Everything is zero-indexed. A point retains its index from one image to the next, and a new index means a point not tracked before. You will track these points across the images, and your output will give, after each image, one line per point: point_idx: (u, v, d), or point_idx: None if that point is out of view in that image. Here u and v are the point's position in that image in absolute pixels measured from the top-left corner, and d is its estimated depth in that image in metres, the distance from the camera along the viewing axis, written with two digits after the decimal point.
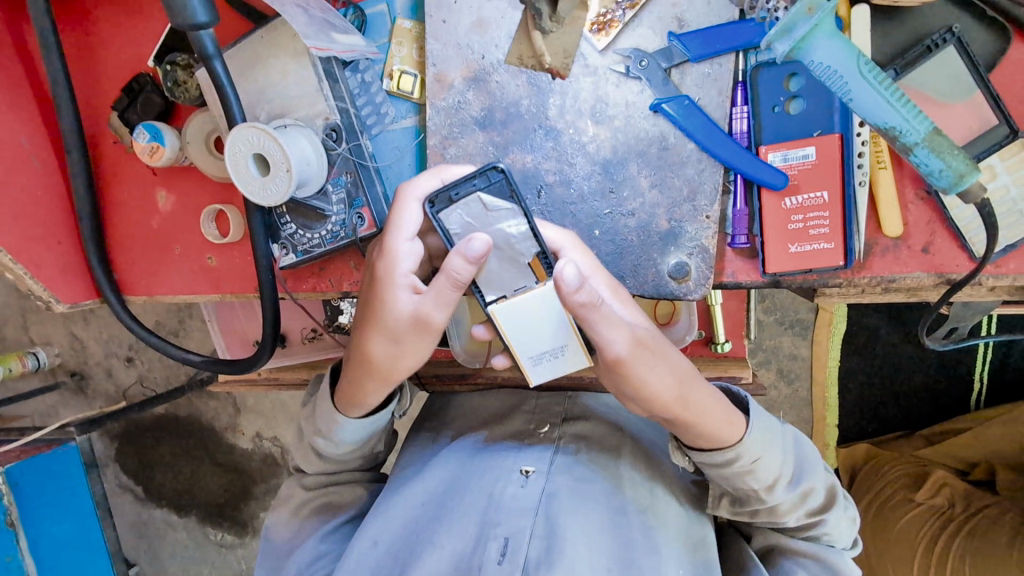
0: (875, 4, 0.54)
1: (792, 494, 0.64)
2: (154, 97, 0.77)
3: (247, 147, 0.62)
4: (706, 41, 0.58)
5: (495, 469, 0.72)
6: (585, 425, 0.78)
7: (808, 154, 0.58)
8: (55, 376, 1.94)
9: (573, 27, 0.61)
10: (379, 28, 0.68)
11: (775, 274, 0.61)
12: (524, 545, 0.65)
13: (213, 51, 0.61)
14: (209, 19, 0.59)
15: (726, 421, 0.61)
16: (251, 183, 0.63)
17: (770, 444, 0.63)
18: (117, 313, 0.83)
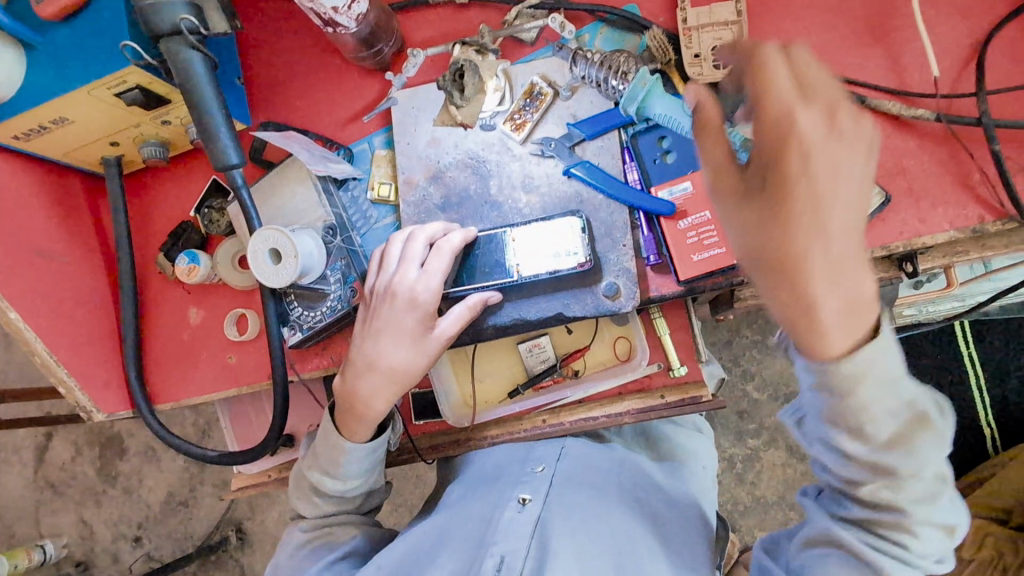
0: (704, 82, 0.77)
1: (866, 453, 0.54)
2: (193, 235, 0.98)
3: (265, 244, 0.80)
4: (594, 123, 0.79)
5: (495, 502, 0.81)
6: (573, 462, 0.88)
7: (686, 187, 0.76)
8: (60, 568, 1.89)
9: (476, 101, 0.84)
10: (362, 159, 0.91)
11: (688, 281, 0.76)
12: (517, 562, 0.71)
13: (241, 182, 0.83)
14: (239, 160, 0.80)
15: (854, 319, 0.50)
16: (266, 270, 0.80)
17: (877, 389, 0.51)
18: (150, 422, 0.96)
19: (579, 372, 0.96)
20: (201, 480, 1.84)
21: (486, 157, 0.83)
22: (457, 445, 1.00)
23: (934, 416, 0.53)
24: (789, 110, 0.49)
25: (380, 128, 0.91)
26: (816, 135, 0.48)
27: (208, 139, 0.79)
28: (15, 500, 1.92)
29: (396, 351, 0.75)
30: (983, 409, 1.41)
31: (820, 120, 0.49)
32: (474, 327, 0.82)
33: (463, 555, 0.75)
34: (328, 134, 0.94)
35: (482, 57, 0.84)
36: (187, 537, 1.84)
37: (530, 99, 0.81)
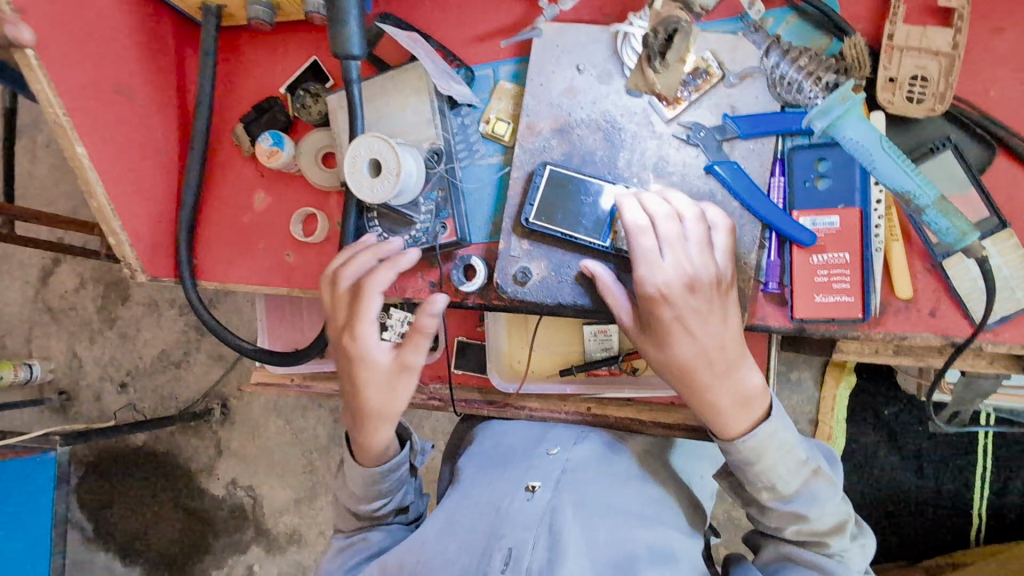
0: (891, 113, 0.68)
1: (782, 507, 0.70)
2: (277, 115, 0.90)
3: (366, 153, 0.73)
4: (753, 123, 0.71)
5: (505, 489, 0.80)
6: (586, 448, 0.87)
7: (832, 222, 0.70)
8: (43, 392, 1.90)
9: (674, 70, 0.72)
10: (483, 87, 0.83)
11: (801, 320, 0.70)
12: (527, 555, 0.70)
13: (354, 78, 0.75)
14: (361, 53, 0.73)
15: (739, 412, 0.69)
16: (361, 182, 0.74)
17: (779, 456, 0.69)
18: (192, 297, 0.91)
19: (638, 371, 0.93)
20: (198, 348, 1.82)
21: (623, 126, 0.75)
22: (492, 406, 0.99)
23: (820, 467, 0.71)
24: (655, 283, 0.67)
25: (510, 57, 0.83)
26: (707, 291, 0.67)
27: (337, 20, 0.71)
28: (14, 314, 1.91)
29: (369, 395, 0.78)
30: (979, 500, 1.40)
31: (696, 285, 0.67)
32: (560, 301, 0.76)
33: (472, 547, 0.73)
34: (452, 48, 0.85)
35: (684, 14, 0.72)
36: (172, 398, 1.84)
37: (693, 75, 0.73)
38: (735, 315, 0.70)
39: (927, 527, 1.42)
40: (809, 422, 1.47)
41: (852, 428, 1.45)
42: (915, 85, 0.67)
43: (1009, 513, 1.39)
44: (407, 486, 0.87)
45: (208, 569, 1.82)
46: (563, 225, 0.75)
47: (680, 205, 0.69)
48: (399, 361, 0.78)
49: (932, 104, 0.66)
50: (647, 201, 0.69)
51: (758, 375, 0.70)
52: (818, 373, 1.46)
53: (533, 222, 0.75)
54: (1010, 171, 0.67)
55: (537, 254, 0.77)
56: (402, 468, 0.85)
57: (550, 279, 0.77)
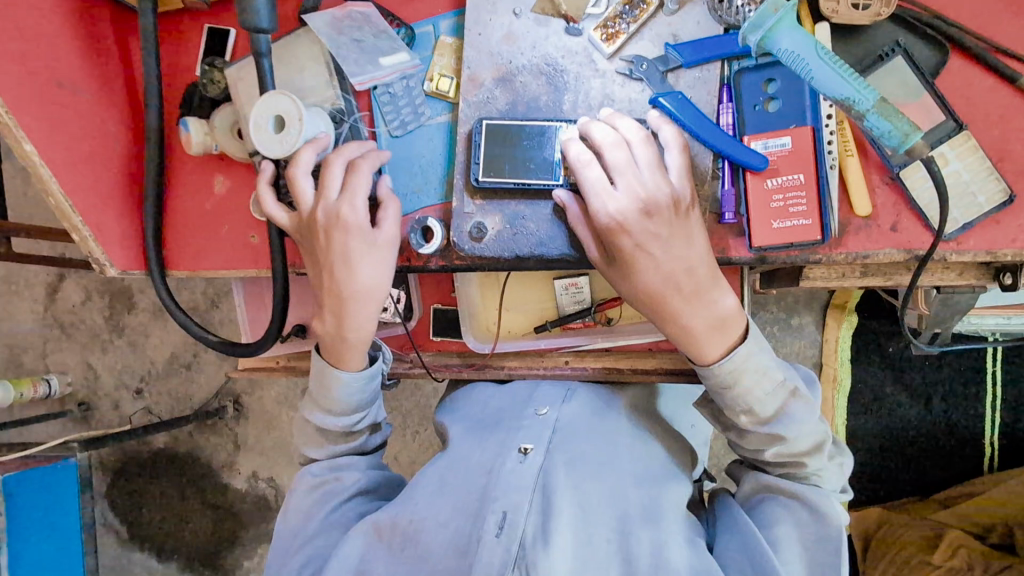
0: (836, 23, 0.65)
1: (762, 430, 0.70)
2: (205, 98, 0.89)
3: (268, 111, 0.73)
4: (695, 50, 0.69)
5: (495, 450, 0.79)
6: (575, 407, 0.84)
7: (784, 143, 0.67)
8: (64, 404, 1.94)
9: None
10: (424, 44, 0.82)
11: (761, 248, 0.69)
12: (522, 520, 0.70)
13: (263, 50, 0.75)
14: (270, 25, 0.73)
15: (717, 337, 0.67)
16: (269, 138, 0.73)
17: (761, 376, 0.68)
18: (161, 289, 0.93)
19: (614, 321, 0.93)
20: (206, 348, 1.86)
21: (565, 69, 0.73)
22: (473, 369, 0.98)
23: (798, 386, 0.70)
24: (608, 212, 0.65)
25: (448, 10, 0.81)
26: (665, 214, 0.64)
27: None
28: (27, 331, 1.95)
29: (360, 270, 0.74)
30: (990, 428, 1.39)
31: (652, 209, 0.64)
32: (518, 254, 0.76)
33: (465, 507, 0.74)
34: (390, 8, 0.83)
35: None
36: (187, 399, 1.88)
37: (630, 6, 0.71)
38: (701, 235, 0.67)
39: (941, 459, 1.41)
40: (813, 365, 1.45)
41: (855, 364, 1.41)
42: None
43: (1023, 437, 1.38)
44: (380, 403, 0.86)
45: (241, 559, 1.87)
46: (514, 175, 0.73)
47: (628, 130, 0.67)
48: (386, 234, 0.75)
49: (878, 9, 0.63)
50: (595, 132, 0.67)
51: (735, 298, 0.67)
52: (817, 316, 1.44)
53: (482, 177, 0.74)
54: (965, 71, 0.64)
55: (491, 207, 0.76)
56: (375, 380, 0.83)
57: (506, 233, 0.76)
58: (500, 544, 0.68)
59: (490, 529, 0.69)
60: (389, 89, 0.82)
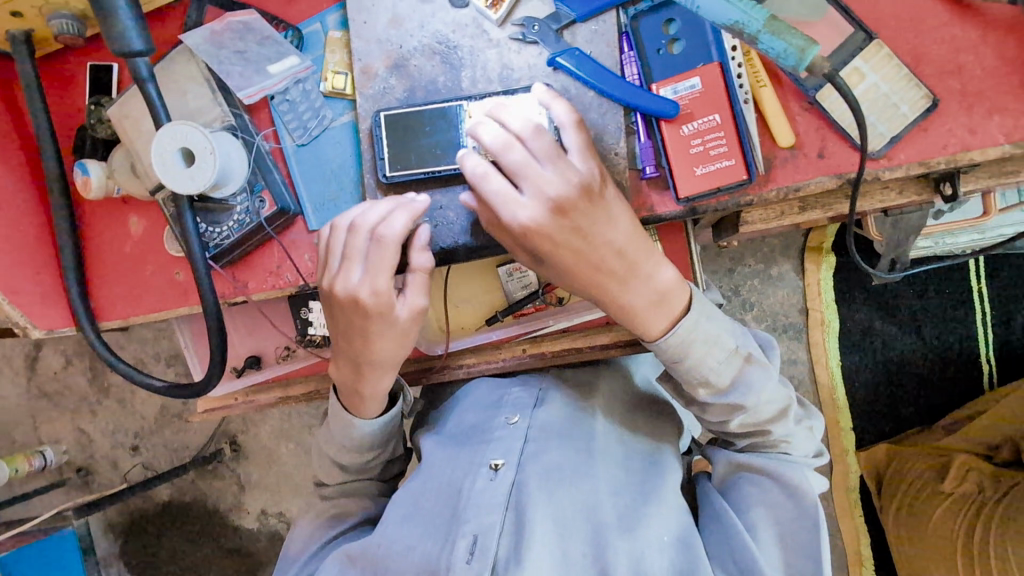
0: None
1: (720, 401, 0.68)
2: (97, 141, 0.85)
3: (173, 143, 0.69)
4: (585, 2, 0.66)
5: (465, 466, 0.75)
6: (550, 412, 0.80)
7: (694, 84, 0.63)
8: (61, 474, 1.89)
9: None
10: (315, 44, 0.77)
11: (688, 199, 0.65)
12: (493, 543, 0.67)
13: (146, 74, 0.69)
14: (146, 48, 0.68)
15: (659, 312, 0.65)
16: (179, 173, 0.70)
17: (713, 348, 0.67)
18: (94, 341, 0.88)
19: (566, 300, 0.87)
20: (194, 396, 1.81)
21: (457, 44, 0.69)
22: (430, 372, 0.95)
23: (753, 352, 0.69)
24: (519, 220, 0.60)
25: (333, 4, 0.77)
26: (580, 207, 0.60)
27: (106, 15, 0.65)
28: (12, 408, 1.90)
29: (382, 345, 0.69)
30: (985, 346, 1.38)
31: (564, 206, 0.60)
32: (442, 247, 0.71)
33: (435, 531, 0.71)
34: (274, 11, 0.79)
35: None
36: (184, 447, 1.84)
37: None
38: (624, 210, 0.63)
39: (942, 386, 1.41)
40: (800, 312, 1.45)
41: (841, 307, 1.43)
42: None
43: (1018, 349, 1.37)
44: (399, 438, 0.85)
45: None
46: (422, 164, 0.69)
47: (515, 125, 0.61)
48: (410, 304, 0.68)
49: None
50: (484, 135, 0.61)
51: (671, 270, 0.65)
52: (797, 262, 1.44)
53: (389, 172, 0.69)
54: None
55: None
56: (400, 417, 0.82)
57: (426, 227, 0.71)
58: (470, 570, 0.65)
59: (460, 557, 0.66)
60: (285, 96, 0.78)
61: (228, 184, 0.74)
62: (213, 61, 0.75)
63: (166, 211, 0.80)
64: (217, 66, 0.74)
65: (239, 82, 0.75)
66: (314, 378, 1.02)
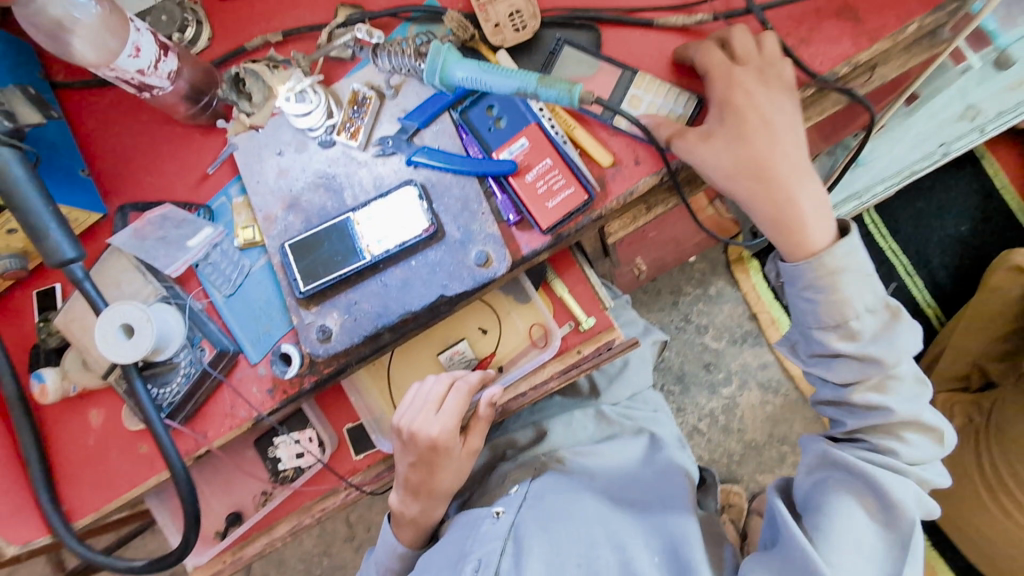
0: (509, 47, 0.80)
1: (851, 346, 0.72)
2: (46, 351, 0.93)
3: (113, 323, 0.79)
4: (423, 112, 0.82)
5: (475, 517, 0.92)
6: (547, 479, 0.96)
7: (523, 143, 0.79)
8: None
9: (266, 108, 0.88)
10: (224, 212, 0.92)
11: (551, 228, 0.78)
12: (496, 562, 0.84)
13: (82, 275, 0.81)
14: (77, 252, 0.79)
15: (821, 224, 0.72)
16: (122, 346, 0.78)
17: (860, 285, 0.71)
18: (70, 541, 0.90)
19: (503, 367, 0.96)
20: None
21: (336, 173, 0.84)
22: None
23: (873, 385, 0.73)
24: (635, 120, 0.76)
25: (231, 177, 0.92)
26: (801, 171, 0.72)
27: (40, 237, 0.77)
28: None
29: (444, 477, 0.88)
30: (919, 292, 1.54)
31: (722, 107, 0.72)
32: (366, 334, 0.80)
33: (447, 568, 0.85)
34: (185, 198, 0.94)
35: (273, 70, 0.88)
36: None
37: (357, 106, 0.83)
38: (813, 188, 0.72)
39: None
40: (749, 319, 1.62)
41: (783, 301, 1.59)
42: (514, 19, 0.80)
43: (946, 285, 1.53)
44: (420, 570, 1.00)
45: None
46: (329, 272, 0.80)
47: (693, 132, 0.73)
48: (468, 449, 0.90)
49: (531, 23, 0.79)
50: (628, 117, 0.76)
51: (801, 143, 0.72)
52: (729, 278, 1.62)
53: (303, 288, 0.80)
54: (617, 33, 0.79)
55: (326, 308, 0.81)
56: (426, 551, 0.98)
57: (348, 322, 0.81)
58: None
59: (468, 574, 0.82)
60: (206, 260, 0.89)
61: (168, 345, 0.83)
62: (141, 252, 0.88)
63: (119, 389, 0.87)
64: (144, 255, 0.87)
65: (165, 262, 0.88)
66: (296, 512, 1.03)
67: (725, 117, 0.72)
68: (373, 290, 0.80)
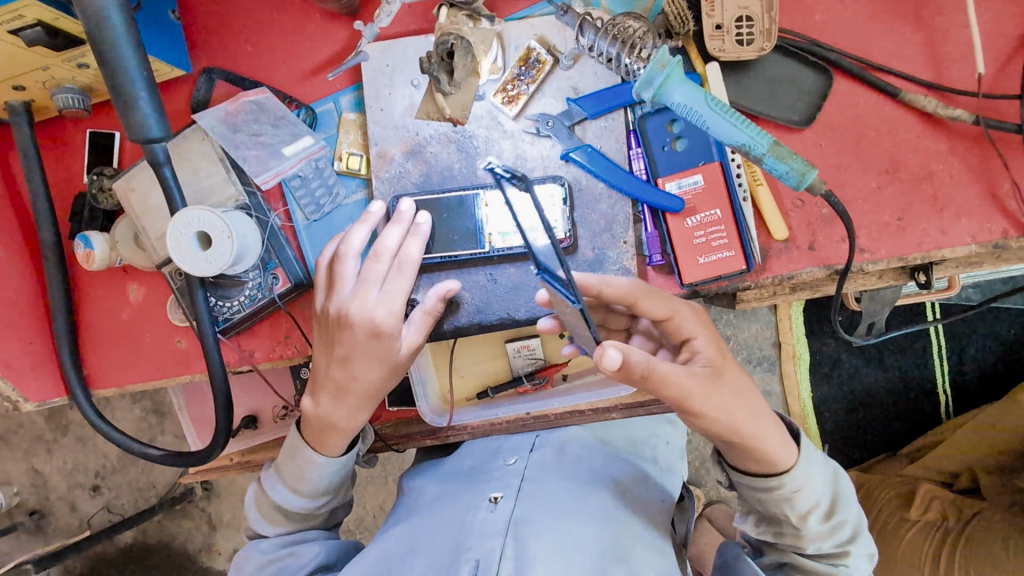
0: (724, 61, 0.67)
1: (825, 524, 0.65)
2: (97, 210, 0.85)
3: (189, 228, 0.70)
4: (598, 101, 0.69)
5: (466, 503, 0.77)
6: (544, 455, 0.84)
7: (697, 180, 0.68)
8: (12, 517, 1.62)
9: (468, 89, 0.72)
10: (328, 122, 0.80)
11: (692, 284, 0.69)
12: (495, 564, 0.66)
13: (163, 158, 0.70)
14: (163, 134, 0.68)
15: (780, 447, 0.62)
16: (193, 258, 0.70)
17: (814, 472, 0.64)
18: (87, 412, 0.85)
19: (567, 376, 0.92)
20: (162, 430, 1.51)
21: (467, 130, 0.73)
22: (433, 435, 0.94)
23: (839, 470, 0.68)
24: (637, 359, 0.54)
25: (348, 86, 0.79)
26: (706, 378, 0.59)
27: (126, 105, 0.66)
28: None
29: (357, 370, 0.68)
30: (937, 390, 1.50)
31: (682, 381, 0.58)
32: (457, 325, 0.73)
33: (438, 565, 0.69)
34: (287, 89, 0.81)
35: (473, 23, 0.71)
36: (148, 487, 1.58)
37: (526, 67, 0.71)
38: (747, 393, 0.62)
39: None
40: (772, 345, 1.43)
41: (813, 339, 1.43)
42: (741, 27, 0.65)
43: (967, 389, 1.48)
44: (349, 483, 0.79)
45: None
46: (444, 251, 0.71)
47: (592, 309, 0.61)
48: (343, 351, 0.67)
49: (761, 43, 0.65)
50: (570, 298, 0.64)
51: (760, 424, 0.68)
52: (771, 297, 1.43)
53: None
54: (851, 90, 0.67)
55: (423, 282, 0.73)
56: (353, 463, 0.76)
57: (442, 305, 0.73)
58: None
59: None
60: (297, 174, 0.78)
61: (242, 262, 0.74)
62: (230, 145, 0.76)
63: (173, 284, 0.80)
64: (233, 150, 0.76)
65: (255, 167, 0.76)
66: None
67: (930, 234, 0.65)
68: (481, 282, 0.73)
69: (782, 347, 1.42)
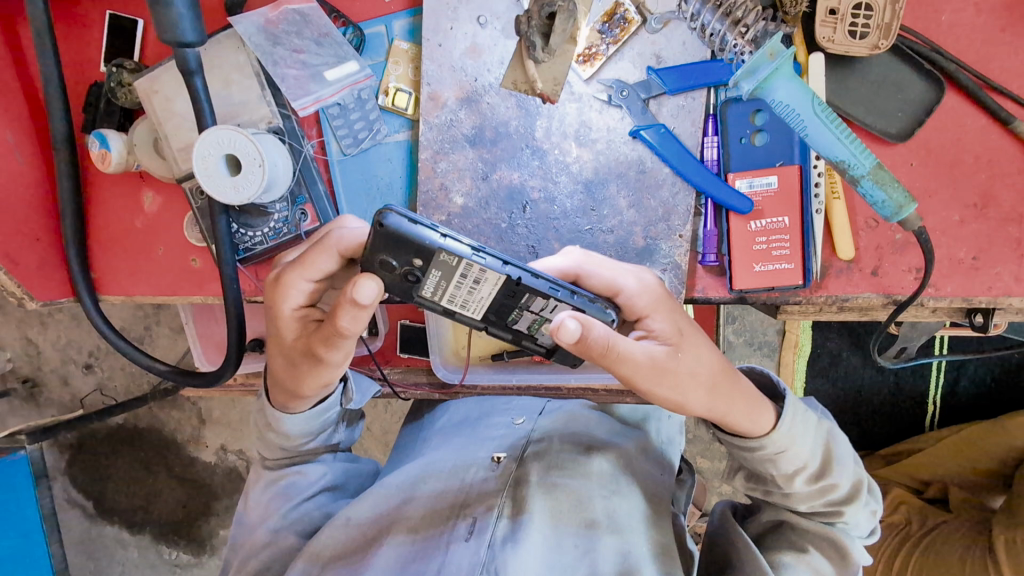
0: (830, 53, 0.60)
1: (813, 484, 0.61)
2: (113, 104, 0.78)
3: (217, 150, 0.64)
4: (681, 76, 0.63)
5: (467, 459, 0.77)
6: (552, 421, 0.83)
7: (771, 182, 0.63)
8: (4, 382, 1.62)
9: (563, 59, 0.65)
10: (377, 48, 0.72)
11: (741, 291, 0.64)
12: (492, 525, 0.66)
13: (195, 67, 0.63)
14: (198, 39, 0.61)
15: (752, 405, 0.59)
16: (222, 184, 0.65)
17: (800, 427, 0.60)
18: (92, 316, 0.82)
19: None
20: (158, 321, 1.48)
21: (555, 102, 0.66)
22: (442, 390, 0.94)
23: (833, 430, 0.64)
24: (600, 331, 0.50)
25: (403, 8, 0.71)
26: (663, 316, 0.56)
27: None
28: None
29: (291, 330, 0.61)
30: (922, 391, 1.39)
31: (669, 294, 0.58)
32: None
33: (438, 515, 0.69)
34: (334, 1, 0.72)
35: None
36: (141, 374, 1.58)
37: (610, 24, 0.64)
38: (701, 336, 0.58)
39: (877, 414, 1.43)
40: None
41: None
42: (858, 17, 0.58)
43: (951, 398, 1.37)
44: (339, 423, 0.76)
45: (216, 531, 1.61)
46: (452, 249, 0.52)
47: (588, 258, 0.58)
48: (308, 347, 0.59)
49: (876, 40, 0.58)
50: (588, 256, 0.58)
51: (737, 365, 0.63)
52: None
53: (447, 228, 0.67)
54: (960, 109, 0.61)
55: (406, 255, 0.52)
56: (332, 412, 0.72)
57: None
58: (468, 549, 0.64)
59: (458, 536, 0.65)
60: (336, 102, 0.72)
61: (272, 194, 0.69)
62: (268, 59, 0.69)
63: (192, 203, 0.75)
64: (271, 66, 0.69)
65: (294, 90, 0.69)
66: None
67: (1002, 278, 0.62)
68: (528, 228, 0.67)
69: (784, 335, 1.30)
